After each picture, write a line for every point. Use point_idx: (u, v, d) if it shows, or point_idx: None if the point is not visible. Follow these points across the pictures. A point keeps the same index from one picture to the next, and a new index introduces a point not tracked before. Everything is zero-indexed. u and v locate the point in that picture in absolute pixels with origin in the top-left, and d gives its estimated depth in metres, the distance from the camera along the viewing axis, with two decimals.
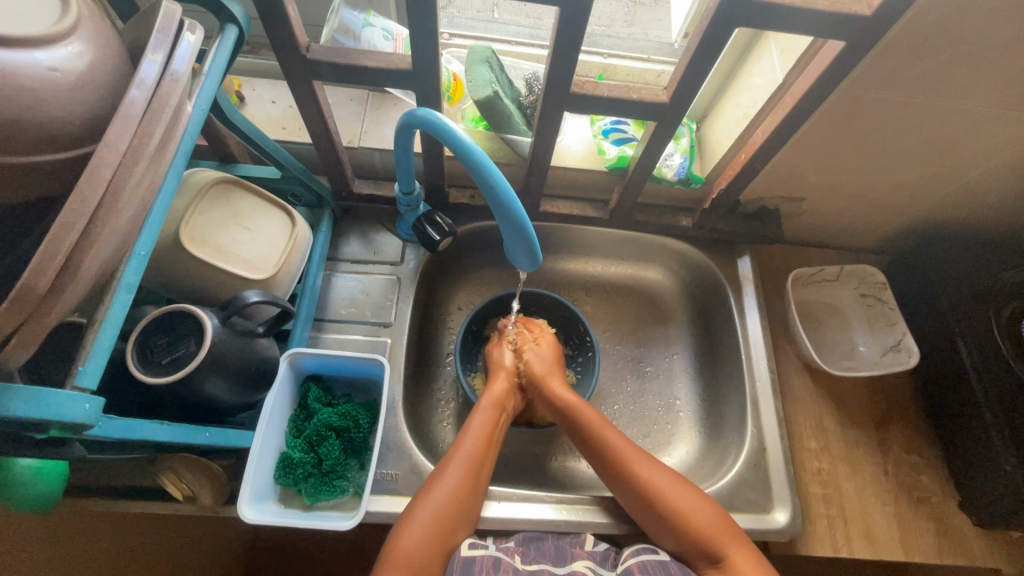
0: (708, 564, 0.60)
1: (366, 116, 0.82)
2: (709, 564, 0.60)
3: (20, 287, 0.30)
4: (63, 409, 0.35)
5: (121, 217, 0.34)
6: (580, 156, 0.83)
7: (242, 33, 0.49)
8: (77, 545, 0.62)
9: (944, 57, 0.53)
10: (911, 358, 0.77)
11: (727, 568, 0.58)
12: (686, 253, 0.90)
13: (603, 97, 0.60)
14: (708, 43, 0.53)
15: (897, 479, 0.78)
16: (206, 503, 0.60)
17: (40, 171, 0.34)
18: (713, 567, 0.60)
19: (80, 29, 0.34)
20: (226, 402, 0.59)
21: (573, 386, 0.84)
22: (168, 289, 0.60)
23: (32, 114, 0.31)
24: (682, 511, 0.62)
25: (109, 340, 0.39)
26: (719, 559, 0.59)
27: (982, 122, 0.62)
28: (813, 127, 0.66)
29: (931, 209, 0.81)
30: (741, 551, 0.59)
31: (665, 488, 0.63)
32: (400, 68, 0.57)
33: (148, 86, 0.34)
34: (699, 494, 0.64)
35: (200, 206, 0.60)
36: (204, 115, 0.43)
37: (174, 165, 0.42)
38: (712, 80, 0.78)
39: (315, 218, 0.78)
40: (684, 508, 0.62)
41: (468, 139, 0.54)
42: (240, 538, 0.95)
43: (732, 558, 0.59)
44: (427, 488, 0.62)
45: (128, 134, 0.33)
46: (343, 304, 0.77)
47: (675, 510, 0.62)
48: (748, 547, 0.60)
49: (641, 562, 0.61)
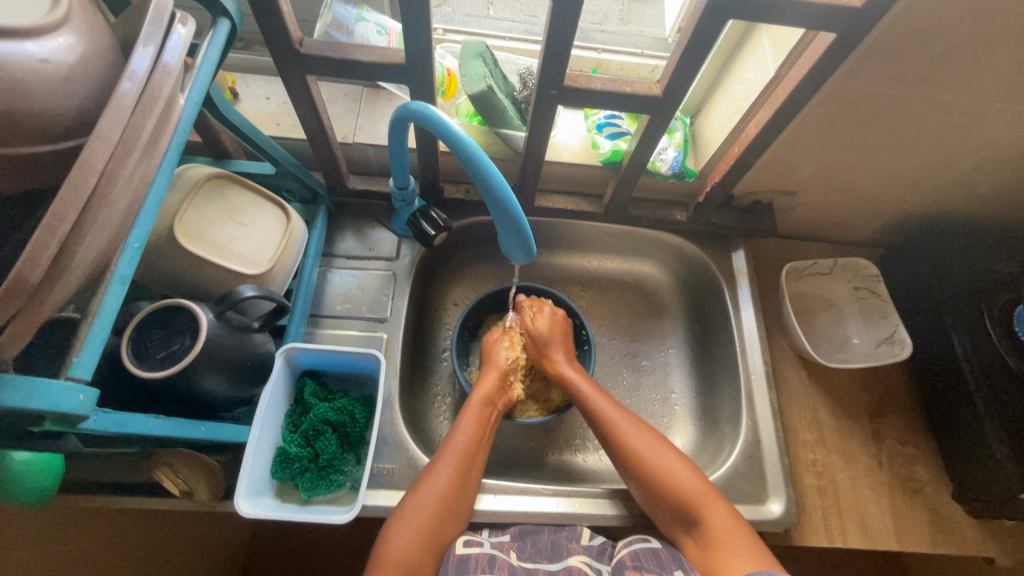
0: (688, 533, 0.62)
1: (360, 111, 0.82)
2: (687, 531, 0.62)
3: (12, 278, 0.30)
4: (58, 400, 0.35)
5: (114, 209, 0.34)
6: (574, 151, 0.83)
7: (235, 27, 0.49)
8: (73, 544, 0.62)
9: (933, 49, 0.54)
10: (905, 349, 0.78)
11: (706, 531, 0.60)
12: (680, 247, 0.90)
13: (597, 90, 0.60)
14: (700, 36, 0.53)
15: (891, 470, 0.78)
16: (202, 498, 0.60)
17: (32, 162, 0.34)
18: (693, 534, 0.61)
19: (71, 22, 0.34)
20: (222, 397, 0.59)
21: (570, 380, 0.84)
22: (162, 285, 0.60)
23: (24, 105, 0.31)
24: (661, 472, 0.64)
25: (103, 331, 0.39)
26: (698, 523, 0.61)
27: (972, 114, 0.62)
28: (806, 120, 0.66)
29: (922, 201, 0.81)
30: (719, 513, 0.61)
31: (651, 456, 0.65)
32: (393, 62, 0.57)
33: (139, 79, 0.34)
34: (685, 462, 0.65)
35: (194, 201, 0.60)
36: (197, 109, 0.43)
37: (167, 159, 0.42)
38: (706, 74, 0.78)
39: (310, 214, 0.78)
40: (671, 475, 0.64)
41: (462, 131, 0.54)
42: (236, 534, 0.95)
43: (710, 521, 0.60)
44: (416, 488, 0.62)
45: (120, 126, 0.33)
46: (339, 300, 0.78)
47: (656, 475, 0.64)
48: (729, 509, 0.61)
49: (634, 552, 0.63)
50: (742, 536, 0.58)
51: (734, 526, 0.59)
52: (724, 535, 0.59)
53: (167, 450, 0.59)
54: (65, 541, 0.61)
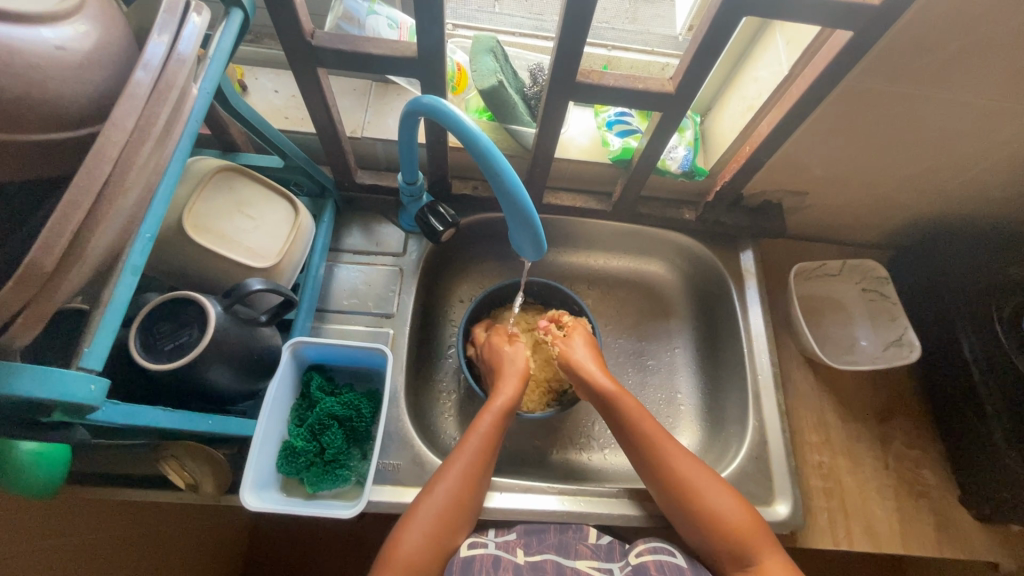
0: (737, 569, 0.61)
1: (369, 106, 0.81)
2: (739, 569, 0.60)
3: (27, 264, 0.30)
4: (72, 390, 0.35)
5: (128, 197, 0.34)
6: (583, 148, 0.83)
7: (248, 17, 0.48)
8: (79, 538, 0.62)
9: (951, 49, 0.53)
10: (914, 352, 0.77)
11: (759, 572, 0.59)
12: (688, 247, 0.90)
13: (609, 86, 0.60)
14: (714, 34, 0.52)
15: (897, 474, 0.78)
16: (208, 492, 0.60)
17: (47, 149, 0.34)
18: (744, 572, 0.60)
19: (85, 9, 0.34)
20: (229, 390, 0.59)
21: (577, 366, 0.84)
22: (171, 278, 0.60)
23: (40, 91, 0.31)
24: (714, 507, 0.62)
25: (113, 323, 0.39)
26: (752, 563, 0.60)
27: (987, 115, 0.62)
28: (818, 121, 0.66)
29: (932, 204, 0.81)
30: (773, 558, 0.59)
31: (703, 487, 0.63)
32: (406, 56, 0.57)
33: (153, 69, 0.34)
34: (732, 492, 0.64)
35: (203, 193, 0.60)
36: (209, 99, 0.43)
37: (179, 149, 0.42)
38: (717, 73, 0.78)
39: (317, 208, 0.78)
40: (717, 504, 0.62)
41: (475, 126, 0.53)
42: (238, 528, 0.95)
43: (764, 563, 0.59)
44: (429, 489, 0.62)
45: (135, 114, 0.33)
46: (345, 295, 0.77)
47: (708, 508, 0.62)
48: (781, 553, 0.60)
49: (658, 562, 0.63)
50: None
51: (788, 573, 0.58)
52: None
53: (173, 440, 0.59)
54: (72, 536, 0.61)
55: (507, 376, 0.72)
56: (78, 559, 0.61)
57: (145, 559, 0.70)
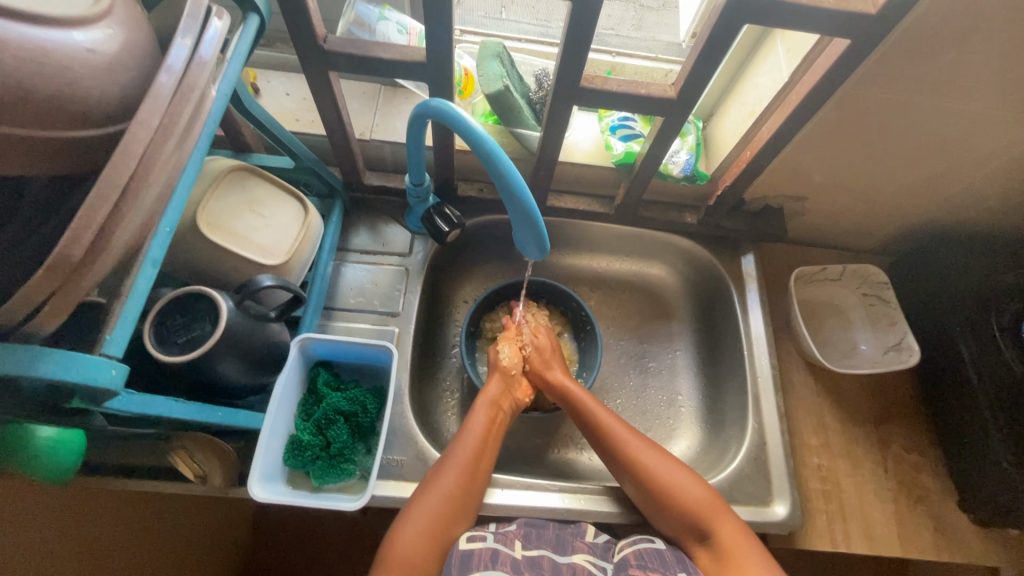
0: (699, 545, 0.63)
1: (378, 109, 0.83)
2: (699, 545, 0.63)
3: (56, 254, 0.32)
4: (93, 374, 0.37)
5: (150, 192, 0.36)
6: (586, 152, 0.84)
7: (263, 22, 0.50)
8: (94, 529, 0.64)
9: (946, 58, 0.55)
10: (912, 356, 0.78)
11: (717, 544, 0.61)
12: (691, 252, 0.91)
13: (612, 91, 0.61)
14: (715, 41, 0.54)
15: (895, 477, 0.78)
16: (217, 483, 0.62)
17: (75, 145, 0.35)
18: (704, 547, 0.62)
19: (114, 14, 0.35)
20: (239, 383, 0.61)
21: (581, 364, 0.86)
22: (184, 274, 0.62)
23: (71, 90, 0.33)
24: (669, 484, 0.64)
25: (134, 312, 0.41)
26: (710, 536, 0.62)
27: (983, 122, 0.63)
28: (817, 127, 0.67)
29: (932, 210, 0.82)
30: (729, 527, 0.61)
31: (658, 469, 0.66)
32: (413, 60, 0.58)
33: (176, 72, 0.36)
34: (690, 473, 0.66)
35: (217, 191, 0.62)
36: (227, 100, 0.45)
37: (198, 148, 0.43)
38: (719, 79, 0.80)
39: (326, 208, 0.80)
40: (674, 484, 0.64)
41: (480, 128, 0.55)
42: (242, 523, 0.96)
43: (720, 534, 0.61)
44: (423, 490, 0.63)
45: (159, 114, 0.35)
46: (352, 293, 0.79)
47: (667, 488, 0.64)
48: (739, 522, 0.62)
49: (639, 551, 0.64)
50: (752, 552, 0.59)
51: (744, 539, 0.60)
52: (736, 550, 0.60)
53: (184, 433, 0.60)
54: (87, 527, 0.63)
55: (494, 377, 0.75)
56: (92, 550, 0.63)
57: (152, 552, 0.72)
